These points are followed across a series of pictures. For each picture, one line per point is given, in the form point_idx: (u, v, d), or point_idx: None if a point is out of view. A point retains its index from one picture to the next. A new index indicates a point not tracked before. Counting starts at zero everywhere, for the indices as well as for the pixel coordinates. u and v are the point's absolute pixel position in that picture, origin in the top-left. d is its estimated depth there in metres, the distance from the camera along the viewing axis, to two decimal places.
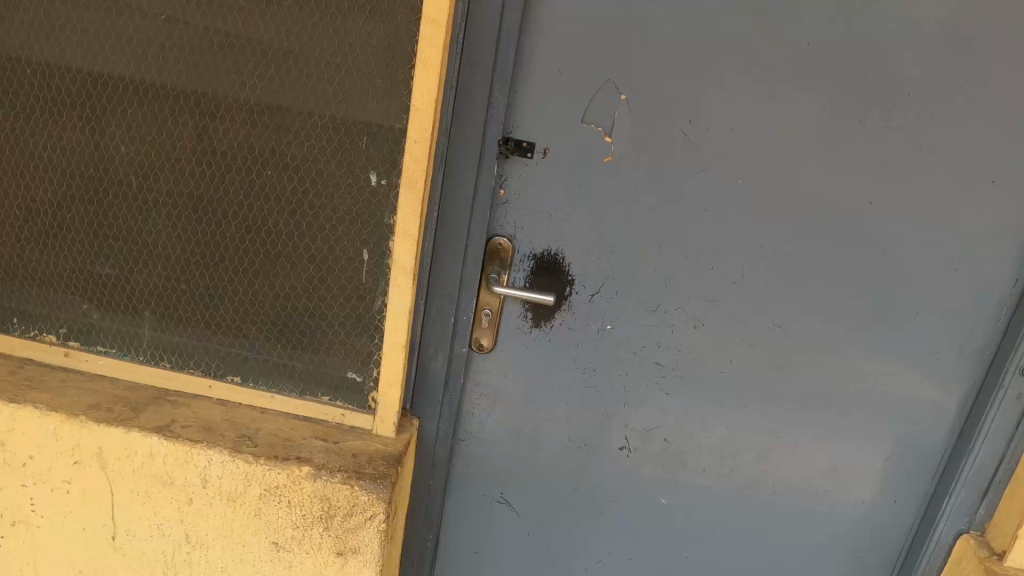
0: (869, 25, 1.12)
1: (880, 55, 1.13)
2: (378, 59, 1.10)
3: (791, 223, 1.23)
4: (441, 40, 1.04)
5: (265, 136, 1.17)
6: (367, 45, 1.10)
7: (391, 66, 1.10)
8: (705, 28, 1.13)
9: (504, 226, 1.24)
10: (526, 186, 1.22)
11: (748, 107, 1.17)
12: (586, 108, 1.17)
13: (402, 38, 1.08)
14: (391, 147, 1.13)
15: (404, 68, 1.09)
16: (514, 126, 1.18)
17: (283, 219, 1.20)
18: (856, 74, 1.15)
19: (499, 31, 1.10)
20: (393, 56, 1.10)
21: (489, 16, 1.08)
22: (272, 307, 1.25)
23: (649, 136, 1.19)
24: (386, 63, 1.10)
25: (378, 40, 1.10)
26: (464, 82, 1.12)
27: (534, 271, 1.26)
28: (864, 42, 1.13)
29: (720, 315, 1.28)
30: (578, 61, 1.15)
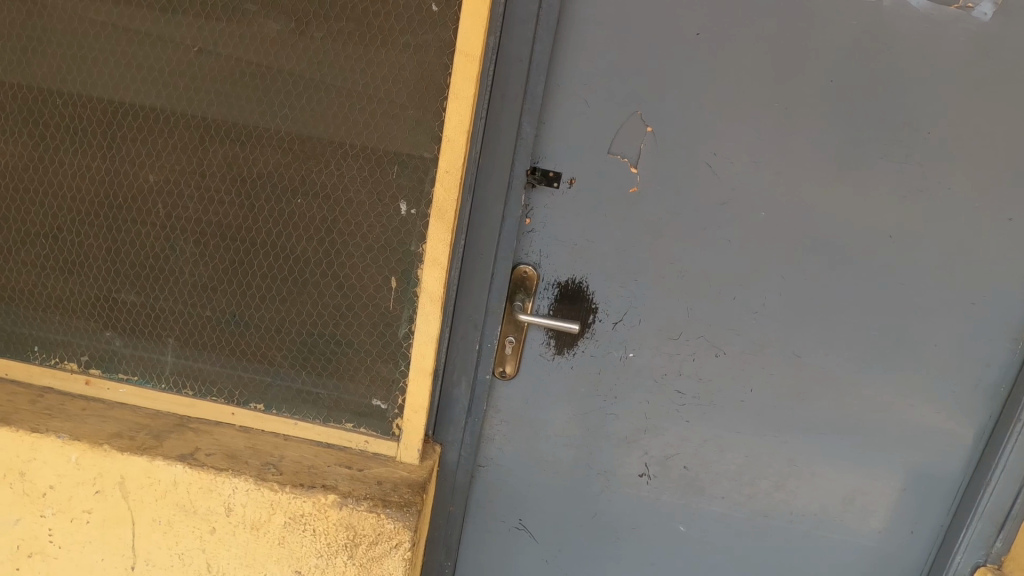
0: (885, 64, 1.16)
1: (897, 91, 1.18)
2: (410, 91, 1.12)
3: (810, 253, 1.25)
4: (475, 73, 1.07)
5: (295, 165, 1.18)
6: (399, 77, 1.12)
7: (423, 97, 1.12)
8: (727, 64, 1.17)
9: (529, 254, 1.26)
10: (551, 215, 1.24)
11: (769, 140, 1.21)
12: (611, 140, 1.20)
13: (434, 71, 1.11)
14: (421, 176, 1.14)
15: (436, 100, 1.12)
16: (541, 157, 1.21)
17: (311, 247, 1.21)
18: (873, 110, 1.19)
19: (529, 65, 1.13)
20: (425, 88, 1.12)
21: (520, 51, 1.11)
22: (297, 334, 1.26)
23: (673, 167, 1.22)
24: (418, 95, 1.12)
25: (410, 72, 1.12)
26: (494, 114, 1.14)
27: (558, 299, 1.28)
28: (881, 79, 1.17)
29: (741, 343, 1.30)
30: (604, 95, 1.18)
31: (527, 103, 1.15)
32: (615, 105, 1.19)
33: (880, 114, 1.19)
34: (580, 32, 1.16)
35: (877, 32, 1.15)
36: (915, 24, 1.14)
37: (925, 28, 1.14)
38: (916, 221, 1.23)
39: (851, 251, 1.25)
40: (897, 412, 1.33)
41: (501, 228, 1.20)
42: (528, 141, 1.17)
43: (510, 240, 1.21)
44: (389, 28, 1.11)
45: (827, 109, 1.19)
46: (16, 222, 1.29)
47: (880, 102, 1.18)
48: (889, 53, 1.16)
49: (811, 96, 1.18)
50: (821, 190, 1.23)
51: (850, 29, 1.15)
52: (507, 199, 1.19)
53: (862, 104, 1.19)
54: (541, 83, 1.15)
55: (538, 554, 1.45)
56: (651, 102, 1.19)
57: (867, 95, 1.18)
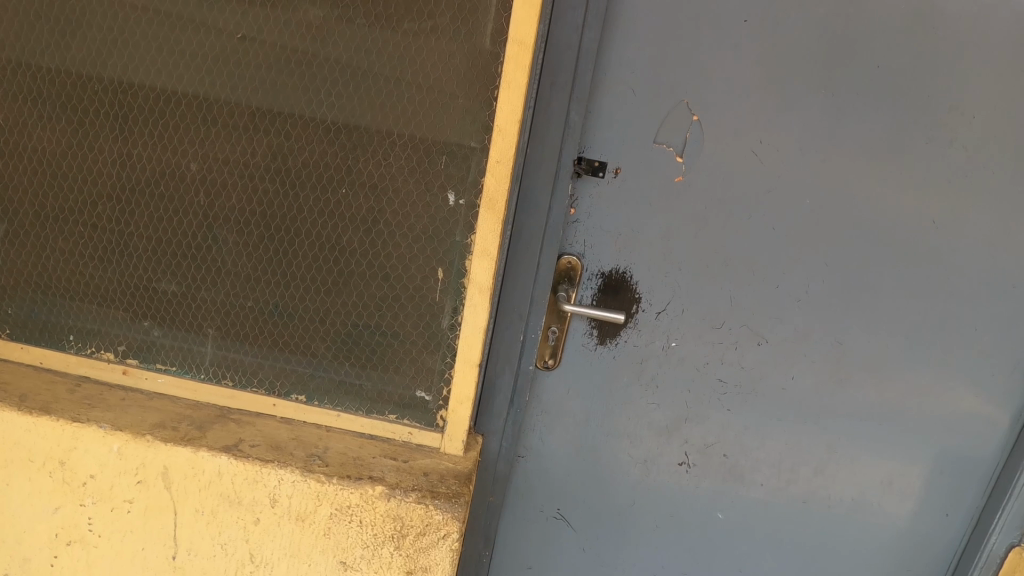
0: (933, 53, 1.16)
1: (945, 81, 1.17)
2: (459, 79, 1.11)
3: (855, 243, 1.25)
4: (528, 62, 1.06)
5: (341, 155, 1.17)
6: (448, 65, 1.11)
7: (473, 85, 1.10)
8: (776, 53, 1.16)
9: (573, 244, 1.25)
10: (596, 205, 1.23)
11: (816, 130, 1.20)
12: (658, 129, 1.19)
13: (485, 59, 1.09)
14: (469, 166, 1.12)
15: (486, 88, 1.10)
16: (587, 146, 1.20)
17: (356, 237, 1.20)
18: (921, 98, 1.18)
19: (579, 54, 1.12)
20: (475, 76, 1.10)
21: (570, 40, 1.10)
22: (340, 325, 1.25)
23: (719, 156, 1.21)
24: (468, 83, 1.11)
25: (460, 60, 1.10)
26: (543, 103, 1.13)
27: (601, 289, 1.27)
28: (931, 68, 1.17)
29: (783, 332, 1.29)
30: (652, 84, 1.17)
31: (576, 92, 1.14)
32: (663, 94, 1.18)
33: (928, 103, 1.18)
34: (629, 19, 1.14)
35: (928, 21, 1.14)
36: (966, 12, 1.13)
37: (976, 16, 1.13)
38: (962, 209, 1.23)
39: (896, 240, 1.25)
40: (935, 401, 1.33)
41: (548, 218, 1.19)
42: (575, 130, 1.16)
43: (556, 230, 1.21)
44: (438, 15, 1.09)
45: (875, 99, 1.18)
46: (53, 209, 1.27)
47: (928, 92, 1.18)
48: (938, 43, 1.15)
49: (859, 85, 1.18)
50: (867, 180, 1.22)
51: (900, 18, 1.14)
52: (554, 189, 1.18)
53: (910, 94, 1.18)
54: (590, 71, 1.13)
55: (576, 541, 1.46)
56: (700, 91, 1.18)
57: (914, 84, 1.18)
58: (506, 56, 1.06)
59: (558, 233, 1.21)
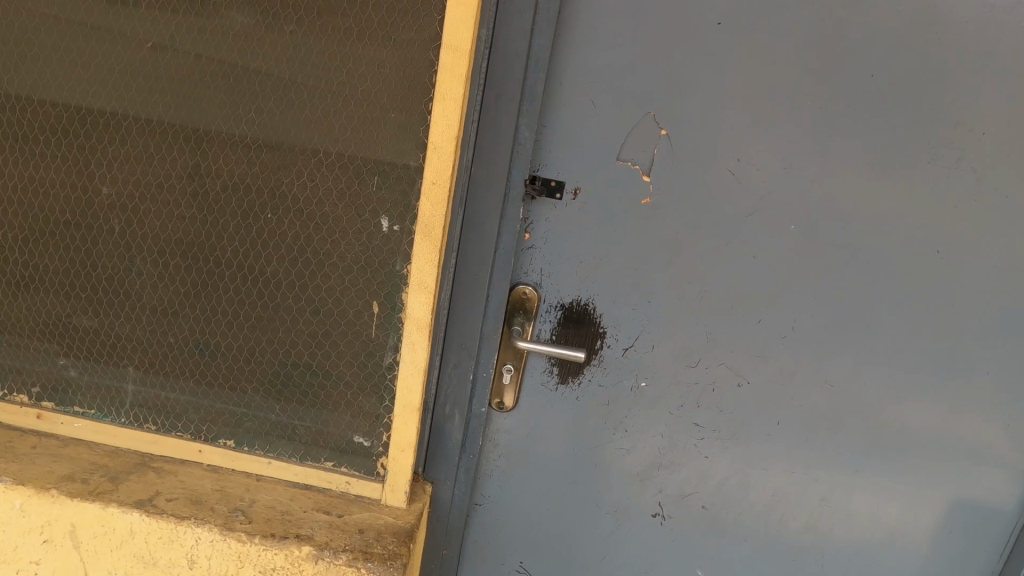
0: (936, 56, 1.02)
1: (950, 89, 1.03)
2: (390, 90, 0.98)
3: (847, 272, 1.10)
4: (464, 70, 0.93)
5: (263, 176, 1.04)
6: (377, 75, 0.98)
7: (407, 98, 0.98)
8: (754, 59, 1.02)
9: (529, 273, 1.11)
10: (553, 229, 1.09)
11: (802, 145, 1.05)
12: (621, 145, 1.05)
13: (418, 68, 0.97)
14: (403, 188, 1.00)
15: (420, 101, 0.97)
16: (541, 164, 1.06)
17: (282, 267, 1.07)
18: (924, 109, 1.04)
19: (527, 61, 0.99)
20: (408, 87, 0.97)
21: (517, 45, 0.97)
22: (269, 363, 1.12)
23: (693, 175, 1.06)
24: (400, 94, 0.98)
25: (391, 68, 0.97)
26: (486, 116, 1.00)
27: (562, 323, 1.13)
28: (934, 74, 1.02)
29: (768, 371, 1.14)
30: (614, 94, 1.03)
31: (525, 103, 1.01)
32: (626, 106, 1.04)
33: (930, 113, 1.04)
34: (586, 21, 1.01)
35: (930, 20, 1.00)
36: (975, 11, 0.99)
37: (985, 13, 0.99)
38: (972, 235, 1.09)
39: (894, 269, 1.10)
40: (941, 448, 1.18)
41: (497, 245, 1.06)
42: (527, 146, 1.02)
43: (506, 258, 1.07)
44: (367, 19, 0.97)
45: (868, 110, 1.04)
46: None
47: (930, 102, 1.04)
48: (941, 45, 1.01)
49: (850, 94, 1.03)
50: (860, 200, 1.08)
51: (898, 16, 1.00)
52: (502, 212, 1.05)
53: (908, 103, 1.04)
54: (541, 80, 1.00)
55: None
56: (669, 102, 1.04)
57: (914, 93, 1.03)
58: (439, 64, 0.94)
59: (508, 261, 1.07)
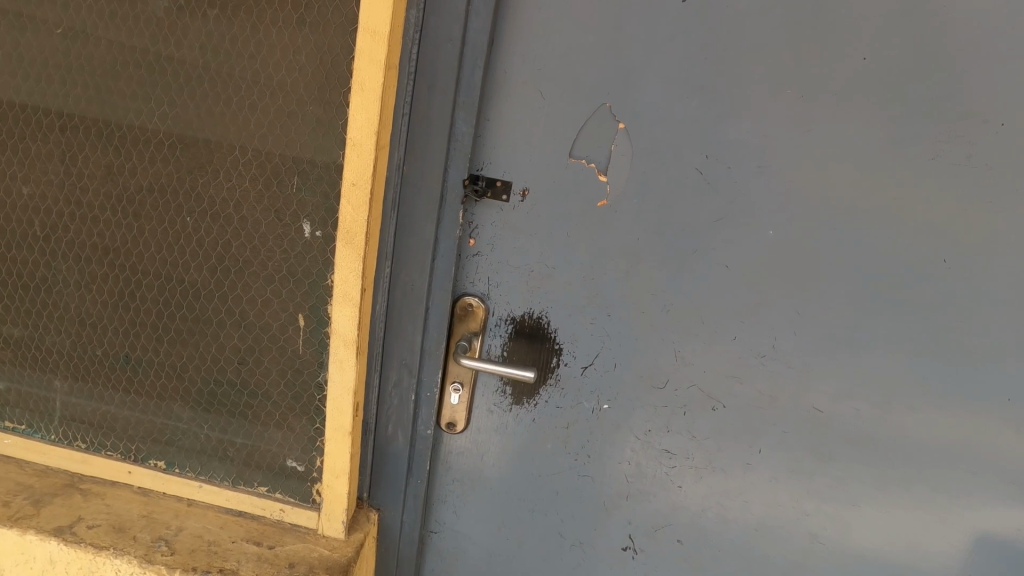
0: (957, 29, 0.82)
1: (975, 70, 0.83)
2: (309, 81, 0.88)
3: (841, 283, 0.93)
4: (384, 58, 0.80)
5: (179, 176, 0.95)
6: (293, 64, 0.88)
7: (325, 90, 0.87)
8: (728, 39, 0.86)
9: (475, 283, 1.00)
10: (499, 235, 0.97)
11: (787, 140, 0.89)
12: (574, 140, 0.93)
13: (335, 55, 0.86)
14: (323, 189, 0.90)
15: (339, 93, 0.87)
16: (484, 163, 0.95)
17: (202, 276, 0.98)
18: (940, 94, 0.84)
19: (462, 46, 0.87)
20: (326, 77, 0.87)
21: (450, 28, 0.86)
22: (196, 379, 1.04)
23: (656, 173, 0.93)
24: (319, 85, 0.88)
25: (307, 57, 0.87)
26: (416, 109, 0.89)
27: (512, 338, 1.02)
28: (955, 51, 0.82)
29: (744, 394, 0.99)
30: (563, 83, 0.91)
31: (461, 94, 0.89)
32: (578, 96, 0.91)
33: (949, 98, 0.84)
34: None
35: None
36: None
37: None
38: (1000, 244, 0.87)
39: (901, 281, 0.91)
40: (970, 496, 0.97)
41: (435, 252, 0.96)
42: (465, 143, 0.91)
43: (445, 266, 0.97)
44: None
45: (873, 99, 0.86)
46: None
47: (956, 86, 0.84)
48: (970, 16, 0.81)
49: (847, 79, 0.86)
50: (859, 201, 0.89)
51: None
52: (439, 216, 0.94)
53: (928, 87, 0.84)
54: (479, 68, 0.88)
55: None
56: (628, 91, 0.90)
57: (934, 74, 0.83)
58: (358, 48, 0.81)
59: (449, 270, 0.97)
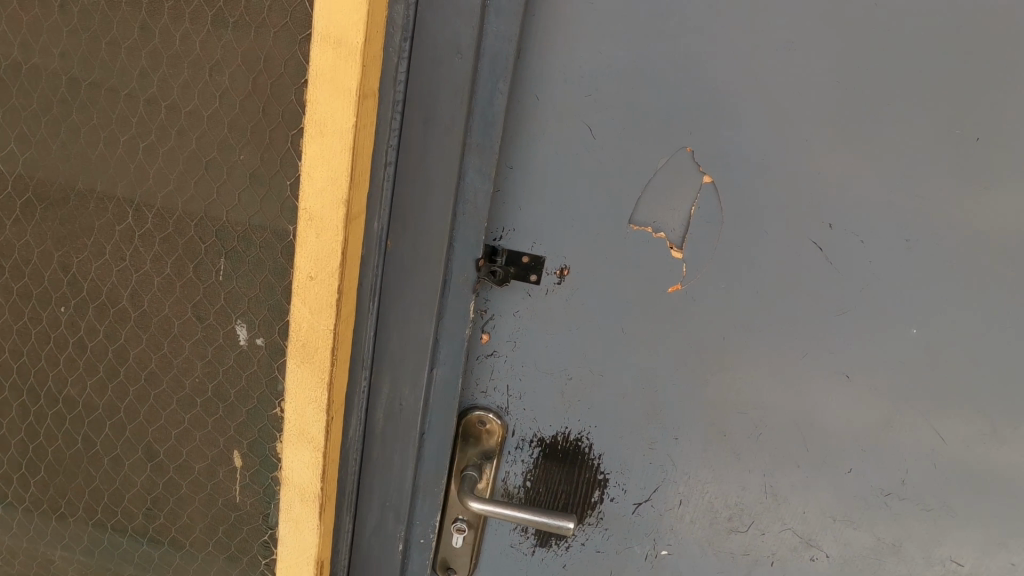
0: None
1: None
2: (236, 112, 0.54)
3: (1002, 402, 0.67)
4: (357, 83, 0.49)
5: (42, 249, 0.63)
6: (209, 84, 0.54)
7: (261, 128, 0.54)
8: (874, 58, 0.58)
9: (488, 392, 0.71)
10: (524, 329, 0.68)
11: (948, 203, 0.61)
12: (637, 200, 0.63)
13: (277, 72, 0.52)
14: (265, 278, 0.58)
15: (286, 133, 0.53)
16: (504, 230, 0.65)
17: (85, 392, 0.67)
18: None
19: (477, 62, 0.56)
20: (263, 108, 0.53)
21: (460, 35, 0.55)
22: (82, 529, 0.72)
23: (755, 249, 0.64)
24: (254, 121, 0.54)
25: (233, 75, 0.54)
26: (405, 156, 0.58)
27: (539, 466, 0.74)
28: None
29: (856, 541, 0.73)
30: (624, 118, 0.61)
31: (474, 134, 0.58)
32: (646, 137, 0.61)
33: None
34: None
35: None
36: None
37: None
38: None
39: None
40: None
41: (432, 359, 0.66)
42: (480, 206, 0.60)
43: (446, 377, 0.67)
44: None
45: None
46: None
47: None
48: None
49: None
50: None
51: None
52: (440, 310, 0.64)
53: None
54: (503, 96, 0.57)
55: None
56: (719, 129, 0.61)
57: None
58: (311, 68, 0.49)
59: (452, 384, 0.67)
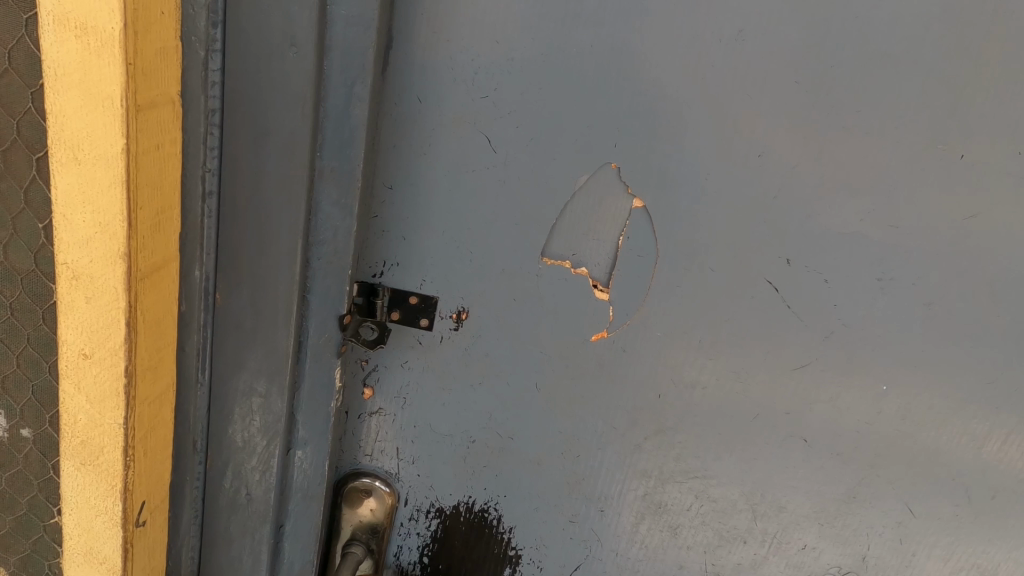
0: None
1: None
2: None
3: (988, 479, 0.55)
4: (115, 90, 0.37)
5: None
6: None
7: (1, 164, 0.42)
8: (846, 57, 0.46)
9: (373, 457, 0.58)
10: (415, 384, 0.55)
11: (930, 237, 0.49)
12: (552, 228, 0.50)
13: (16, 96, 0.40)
14: (25, 353, 0.46)
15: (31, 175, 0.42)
16: (385, 263, 0.51)
17: None
18: None
19: (323, 59, 0.43)
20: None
21: (293, 24, 0.42)
22: None
23: (697, 290, 0.52)
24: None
25: None
26: (232, 185, 0.46)
27: (438, 540, 0.61)
28: None
29: None
30: (529, 126, 0.48)
31: (324, 153, 0.45)
32: (559, 151, 0.48)
33: None
34: None
35: None
36: None
37: None
38: None
39: None
40: None
41: (289, 439, 0.52)
42: (340, 247, 0.47)
43: (309, 463, 0.53)
44: None
45: None
46: None
47: None
48: None
49: None
50: None
51: None
52: (296, 379, 0.50)
53: None
54: (364, 101, 0.44)
55: None
56: (650, 144, 0.48)
57: None
58: (47, 67, 0.38)
59: (316, 469, 0.54)
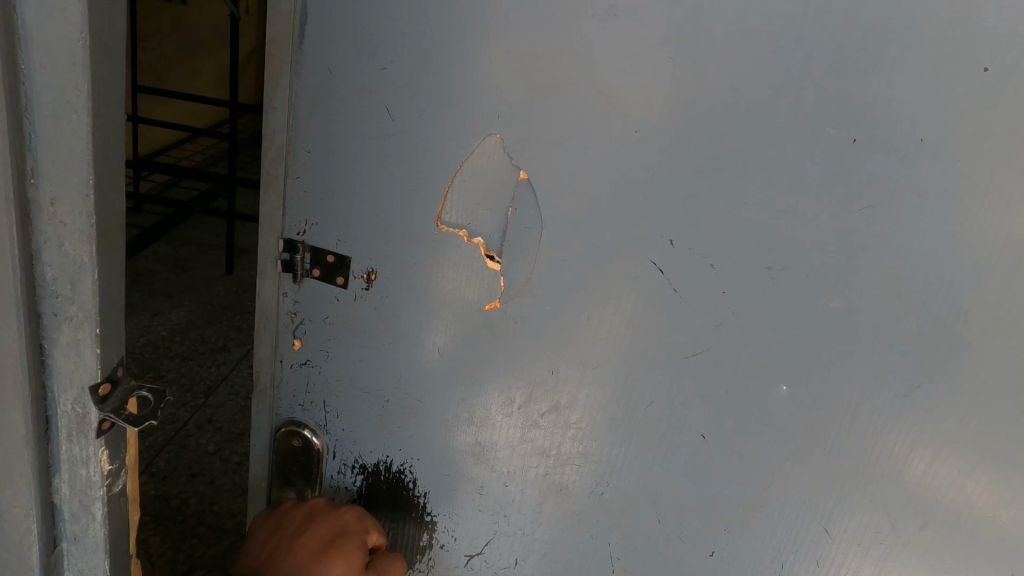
0: None
1: None
2: None
3: (901, 505, 0.53)
4: None
5: None
6: None
7: None
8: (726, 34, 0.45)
9: (303, 408, 0.63)
10: (337, 340, 0.60)
11: (817, 226, 0.48)
12: (447, 197, 0.53)
13: None
14: None
15: None
16: (305, 223, 0.56)
17: None
18: None
19: (16, 64, 0.35)
20: None
21: None
22: None
23: (587, 267, 0.53)
24: None
25: None
26: None
27: (364, 496, 0.65)
28: None
29: None
30: (424, 99, 0.51)
31: (41, 187, 0.37)
32: (451, 125, 0.51)
33: None
34: None
35: None
36: None
37: None
38: None
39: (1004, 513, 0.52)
40: None
41: (53, 531, 0.44)
42: (82, 302, 0.39)
43: (83, 560, 0.45)
44: None
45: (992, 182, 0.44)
46: None
47: None
48: None
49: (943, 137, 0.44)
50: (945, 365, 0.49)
51: None
52: (50, 463, 0.42)
53: None
54: (82, 117, 0.36)
55: None
56: (535, 120, 0.50)
57: None
58: None
59: (92, 568, 0.45)
